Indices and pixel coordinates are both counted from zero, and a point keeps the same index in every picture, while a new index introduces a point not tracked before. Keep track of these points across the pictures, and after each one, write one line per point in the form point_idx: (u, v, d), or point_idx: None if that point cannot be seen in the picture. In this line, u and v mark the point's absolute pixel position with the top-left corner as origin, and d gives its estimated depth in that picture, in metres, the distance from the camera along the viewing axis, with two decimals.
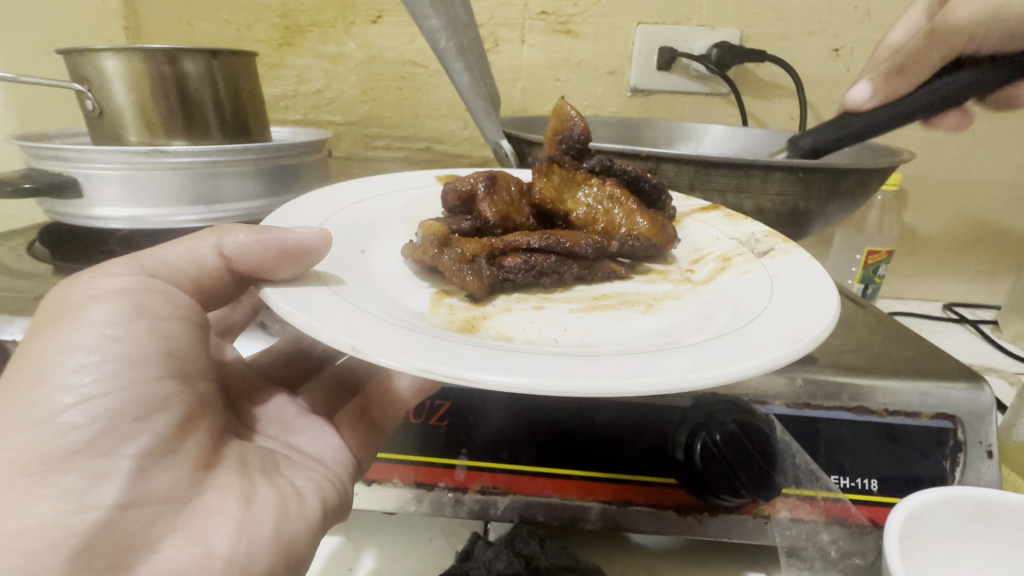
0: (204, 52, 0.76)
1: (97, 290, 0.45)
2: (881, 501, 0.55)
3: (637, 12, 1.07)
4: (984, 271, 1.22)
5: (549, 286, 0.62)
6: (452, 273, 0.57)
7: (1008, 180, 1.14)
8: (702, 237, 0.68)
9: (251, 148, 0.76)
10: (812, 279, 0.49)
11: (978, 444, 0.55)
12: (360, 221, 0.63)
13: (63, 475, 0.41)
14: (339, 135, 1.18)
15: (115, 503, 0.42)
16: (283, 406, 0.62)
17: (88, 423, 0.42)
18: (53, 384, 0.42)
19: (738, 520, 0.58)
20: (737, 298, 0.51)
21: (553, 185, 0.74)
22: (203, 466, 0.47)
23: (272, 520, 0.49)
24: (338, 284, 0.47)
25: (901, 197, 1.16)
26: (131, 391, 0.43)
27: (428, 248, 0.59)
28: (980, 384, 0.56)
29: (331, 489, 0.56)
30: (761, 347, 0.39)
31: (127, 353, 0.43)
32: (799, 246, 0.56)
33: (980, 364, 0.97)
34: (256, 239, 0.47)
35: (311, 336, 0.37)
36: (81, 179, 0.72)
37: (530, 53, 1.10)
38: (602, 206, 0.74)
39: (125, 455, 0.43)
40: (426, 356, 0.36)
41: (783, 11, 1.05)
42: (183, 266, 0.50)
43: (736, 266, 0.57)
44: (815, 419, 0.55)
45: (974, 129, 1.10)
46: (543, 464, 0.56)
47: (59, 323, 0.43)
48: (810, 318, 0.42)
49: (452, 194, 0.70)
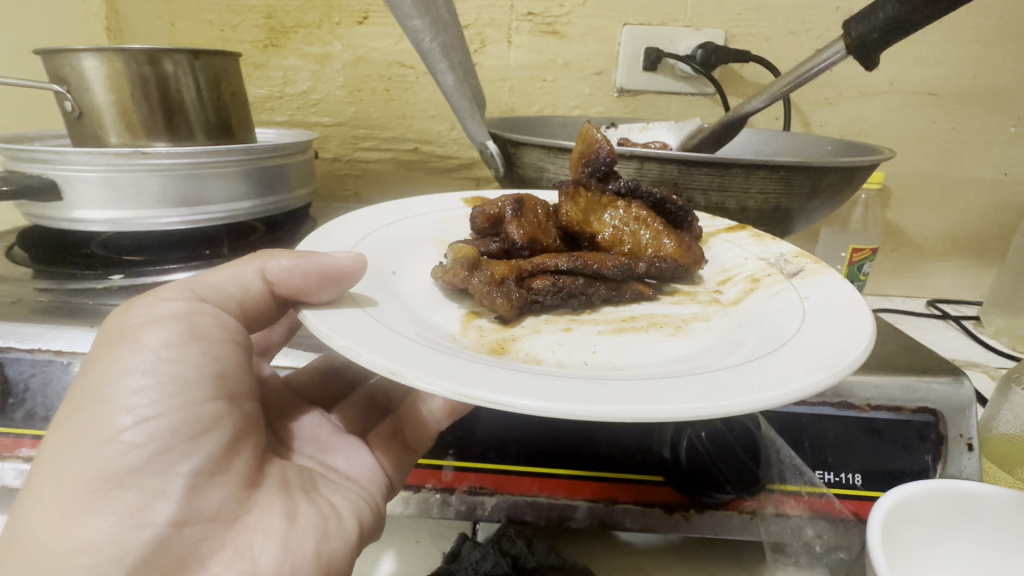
0: (186, 52, 0.75)
1: (155, 313, 0.45)
2: (864, 495, 0.55)
3: (623, 12, 1.07)
4: (966, 267, 1.24)
5: (577, 307, 0.61)
6: (481, 296, 0.56)
7: (989, 177, 1.16)
8: (729, 258, 0.69)
9: (235, 149, 0.75)
10: (851, 301, 0.49)
11: (960, 436, 0.56)
12: (390, 242, 0.63)
13: (124, 491, 0.42)
14: (327, 136, 1.17)
15: (171, 520, 0.42)
16: (318, 424, 0.61)
17: (146, 442, 0.42)
18: (113, 404, 0.42)
19: (724, 516, 0.57)
20: (769, 318, 0.51)
21: (580, 207, 0.72)
22: (249, 485, 0.47)
23: (313, 539, 0.48)
24: (372, 306, 0.47)
25: (884, 195, 1.18)
26: (185, 412, 0.43)
27: (458, 270, 0.59)
28: (960, 378, 0.57)
29: (366, 508, 0.54)
30: (796, 372, 0.39)
31: (181, 374, 0.43)
32: (830, 267, 0.57)
33: (962, 359, 0.98)
34: (297, 265, 0.48)
35: (348, 359, 0.38)
36: (60, 182, 0.71)
37: (518, 54, 1.10)
38: (629, 227, 0.73)
39: (179, 473, 0.43)
40: (462, 380, 0.36)
41: (766, 11, 1.06)
42: (230, 291, 0.50)
43: (765, 287, 0.58)
44: (800, 415, 0.56)
45: (954, 127, 1.12)
46: (530, 464, 0.57)
47: (119, 343, 0.44)
48: (846, 340, 0.42)
49: (481, 217, 0.69)
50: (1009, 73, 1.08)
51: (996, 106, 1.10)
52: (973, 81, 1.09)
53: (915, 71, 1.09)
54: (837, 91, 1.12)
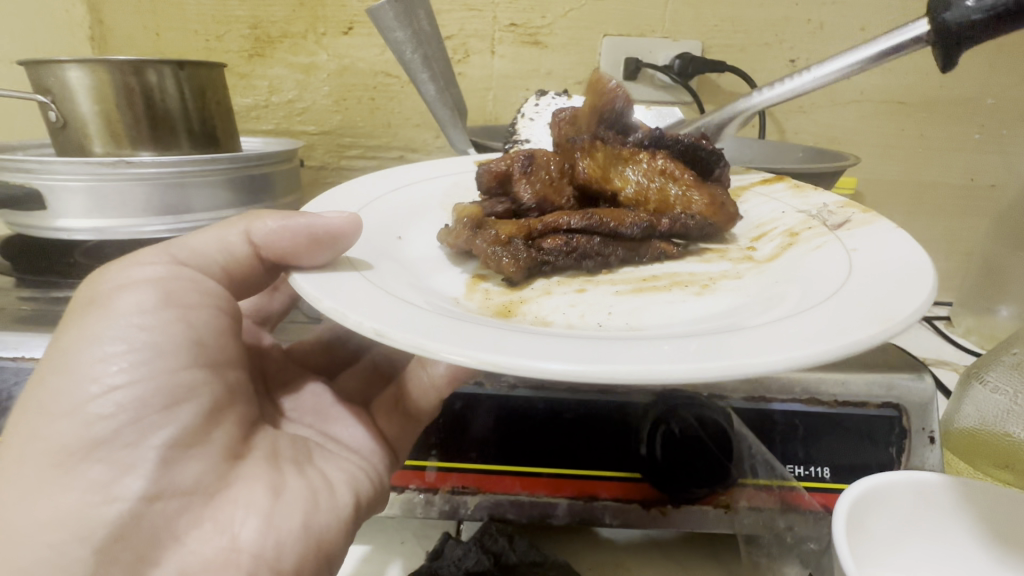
0: (171, 64, 0.76)
1: (128, 279, 0.47)
2: (834, 488, 0.58)
3: (603, 23, 1.10)
4: (938, 269, 1.28)
5: (591, 269, 0.62)
6: (487, 257, 0.59)
7: (958, 182, 1.20)
8: (765, 212, 0.68)
9: (220, 158, 0.76)
10: (899, 253, 0.47)
11: (922, 431, 0.58)
12: (391, 209, 0.63)
13: (91, 466, 0.44)
14: (312, 144, 1.19)
15: (142, 494, 0.44)
16: (320, 394, 0.64)
17: (114, 413, 0.44)
18: (83, 373, 0.44)
19: (700, 509, 0.60)
20: (808, 275, 0.50)
21: (598, 163, 0.72)
22: (231, 457, 0.48)
23: (300, 513, 0.49)
24: (368, 269, 0.48)
25: (857, 200, 1.22)
26: (158, 380, 0.45)
27: (461, 232, 0.61)
28: (922, 374, 0.58)
29: (364, 479, 0.56)
30: (828, 330, 0.37)
31: (154, 342, 0.45)
32: (880, 218, 0.54)
33: (932, 358, 1.02)
34: (284, 226, 0.49)
35: (337, 321, 0.38)
36: (44, 191, 0.72)
37: (500, 64, 1.13)
38: (654, 181, 0.72)
39: (152, 445, 0.44)
40: (467, 343, 0.36)
41: (742, 22, 1.10)
42: (213, 253, 0.52)
43: (806, 241, 0.57)
44: (771, 411, 0.58)
45: (922, 134, 1.16)
46: (507, 463, 0.58)
47: (91, 310, 0.46)
48: (907, 299, 0.39)
49: (488, 175, 0.70)
50: (976, 83, 1.12)
51: (962, 114, 1.14)
52: (940, 90, 1.13)
53: (884, 82, 1.13)
54: (810, 99, 1.15)
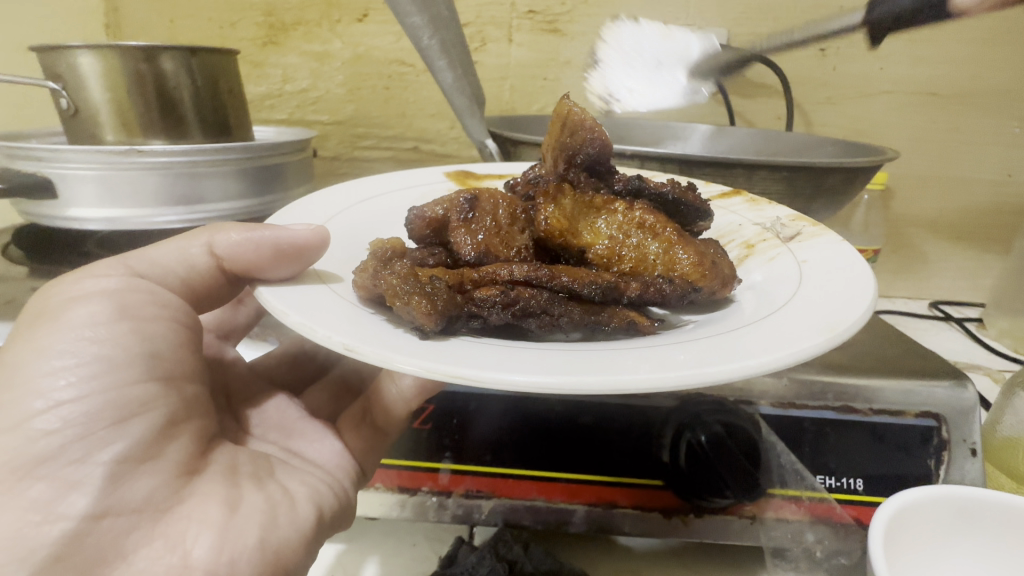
0: (183, 50, 0.74)
1: (83, 290, 0.47)
2: (867, 501, 0.55)
3: (624, 12, 1.06)
4: (971, 269, 1.23)
5: (533, 329, 0.50)
6: (395, 291, 0.44)
7: (992, 178, 1.14)
8: (722, 223, 0.65)
9: (232, 147, 0.74)
10: (848, 263, 0.46)
11: (962, 442, 0.55)
12: (366, 218, 0.61)
13: (32, 484, 0.43)
14: (326, 134, 1.17)
15: (86, 513, 0.43)
16: (283, 409, 0.63)
17: (60, 429, 0.43)
18: (29, 388, 0.43)
19: (723, 520, 0.57)
20: (763, 285, 0.50)
21: (564, 213, 0.60)
22: (186, 472, 0.47)
23: (257, 528, 0.47)
24: (336, 282, 0.47)
25: (886, 196, 1.17)
26: (110, 394, 0.44)
27: (370, 266, 0.47)
28: (963, 382, 0.55)
29: (327, 494, 0.54)
30: (791, 335, 0.37)
31: (107, 355, 0.45)
32: (829, 229, 0.53)
33: (964, 362, 0.97)
34: (247, 238, 0.50)
35: (305, 336, 0.36)
36: (56, 180, 0.71)
37: (518, 53, 1.09)
38: (631, 236, 0.60)
39: (99, 461, 0.43)
40: (431, 357, 0.35)
41: (769, 8, 1.05)
42: (172, 266, 0.53)
43: (760, 252, 0.56)
44: (801, 419, 0.55)
45: (957, 126, 1.11)
46: (524, 467, 0.56)
47: (41, 323, 0.45)
48: (847, 304, 0.40)
49: (419, 222, 0.59)
50: (1014, 74, 1.07)
51: (999, 105, 1.09)
52: (975, 83, 1.08)
53: (914, 75, 1.08)
54: (840, 91, 1.11)
